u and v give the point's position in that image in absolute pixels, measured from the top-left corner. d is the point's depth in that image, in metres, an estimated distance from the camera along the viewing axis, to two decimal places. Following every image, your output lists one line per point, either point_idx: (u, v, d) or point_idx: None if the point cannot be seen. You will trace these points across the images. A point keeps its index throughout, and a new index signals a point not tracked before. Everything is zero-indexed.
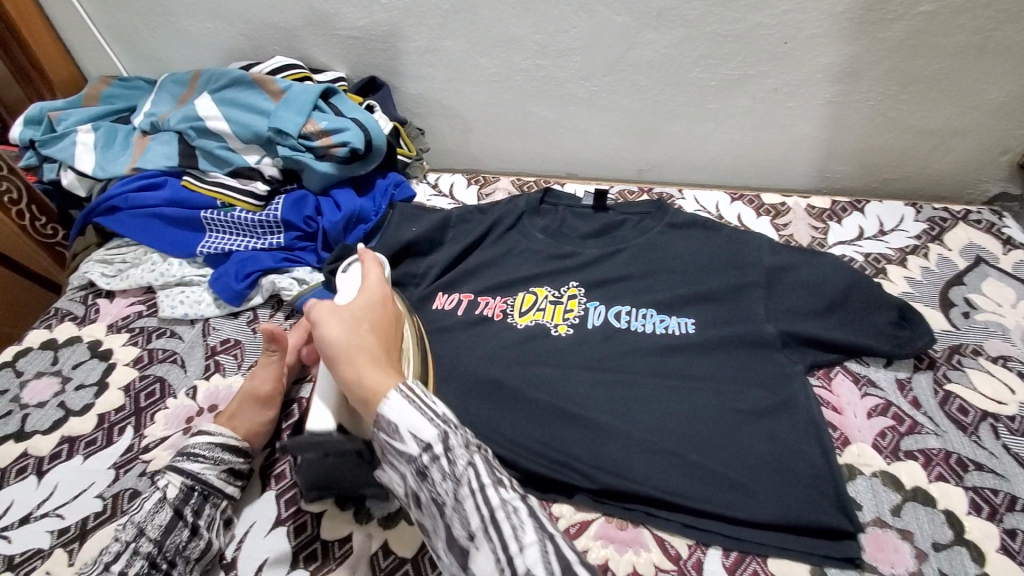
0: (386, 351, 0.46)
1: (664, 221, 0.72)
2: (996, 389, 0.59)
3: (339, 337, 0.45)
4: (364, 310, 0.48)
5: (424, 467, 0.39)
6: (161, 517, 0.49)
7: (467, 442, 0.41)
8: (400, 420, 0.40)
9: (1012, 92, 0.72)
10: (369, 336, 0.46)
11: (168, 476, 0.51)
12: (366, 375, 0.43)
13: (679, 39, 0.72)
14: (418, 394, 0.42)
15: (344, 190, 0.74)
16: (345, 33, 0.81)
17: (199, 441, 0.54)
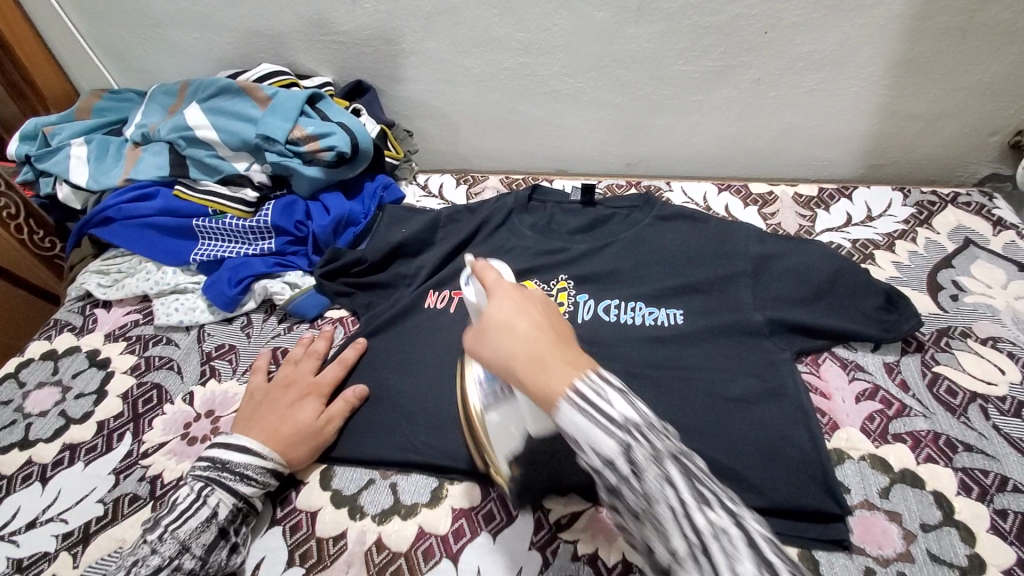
0: (560, 343, 0.37)
1: (652, 214, 0.73)
2: (985, 370, 0.59)
3: (502, 342, 0.38)
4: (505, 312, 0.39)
5: (611, 482, 0.34)
6: (207, 536, 0.49)
7: (658, 453, 0.33)
8: (579, 434, 0.34)
9: (998, 73, 0.72)
10: (538, 331, 0.38)
11: (215, 494, 0.50)
12: (541, 377, 0.36)
13: (660, 32, 0.72)
14: (594, 387, 0.35)
15: (332, 194, 0.75)
16: (330, 38, 0.82)
17: (245, 459, 0.52)
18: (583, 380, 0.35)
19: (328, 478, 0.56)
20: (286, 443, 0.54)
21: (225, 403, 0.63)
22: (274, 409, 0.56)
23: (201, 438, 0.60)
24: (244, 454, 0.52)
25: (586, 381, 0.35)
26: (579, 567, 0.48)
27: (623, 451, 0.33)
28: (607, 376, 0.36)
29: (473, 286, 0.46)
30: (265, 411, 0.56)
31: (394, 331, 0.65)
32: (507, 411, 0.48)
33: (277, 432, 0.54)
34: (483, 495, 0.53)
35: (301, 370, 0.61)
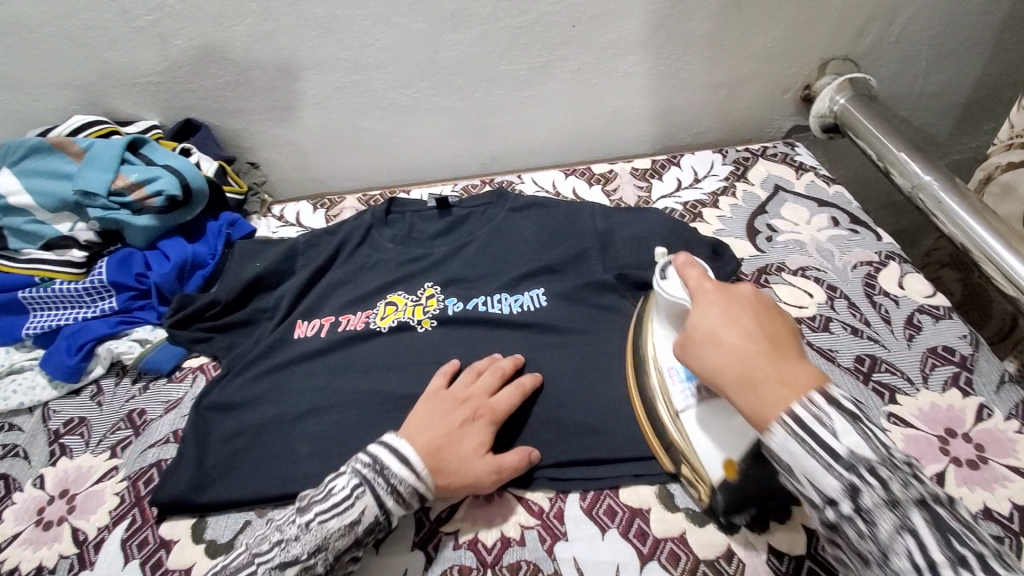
0: (773, 359, 0.41)
1: (505, 208, 0.76)
2: (797, 296, 0.67)
3: (712, 359, 0.43)
4: (725, 321, 0.44)
5: (832, 518, 0.39)
6: (345, 539, 0.47)
7: (894, 498, 0.37)
8: (796, 464, 0.39)
9: (775, 38, 0.82)
10: (749, 344, 0.42)
11: (365, 499, 0.48)
12: (761, 398, 0.40)
13: (478, 37, 0.76)
14: (815, 415, 0.38)
15: (172, 240, 0.72)
16: (148, 80, 0.78)
17: (403, 473, 0.48)
18: (802, 405, 0.39)
19: (201, 530, 0.53)
20: (447, 469, 0.50)
21: (80, 478, 0.58)
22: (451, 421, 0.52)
23: (57, 520, 0.56)
24: (402, 465, 0.49)
25: (803, 404, 0.39)
26: (461, 554, 0.50)
27: (850, 492, 0.38)
28: (828, 400, 0.39)
29: (670, 280, 0.51)
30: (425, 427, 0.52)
31: (258, 367, 0.63)
32: (716, 412, 0.47)
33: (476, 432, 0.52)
34: None
35: (481, 389, 0.55)
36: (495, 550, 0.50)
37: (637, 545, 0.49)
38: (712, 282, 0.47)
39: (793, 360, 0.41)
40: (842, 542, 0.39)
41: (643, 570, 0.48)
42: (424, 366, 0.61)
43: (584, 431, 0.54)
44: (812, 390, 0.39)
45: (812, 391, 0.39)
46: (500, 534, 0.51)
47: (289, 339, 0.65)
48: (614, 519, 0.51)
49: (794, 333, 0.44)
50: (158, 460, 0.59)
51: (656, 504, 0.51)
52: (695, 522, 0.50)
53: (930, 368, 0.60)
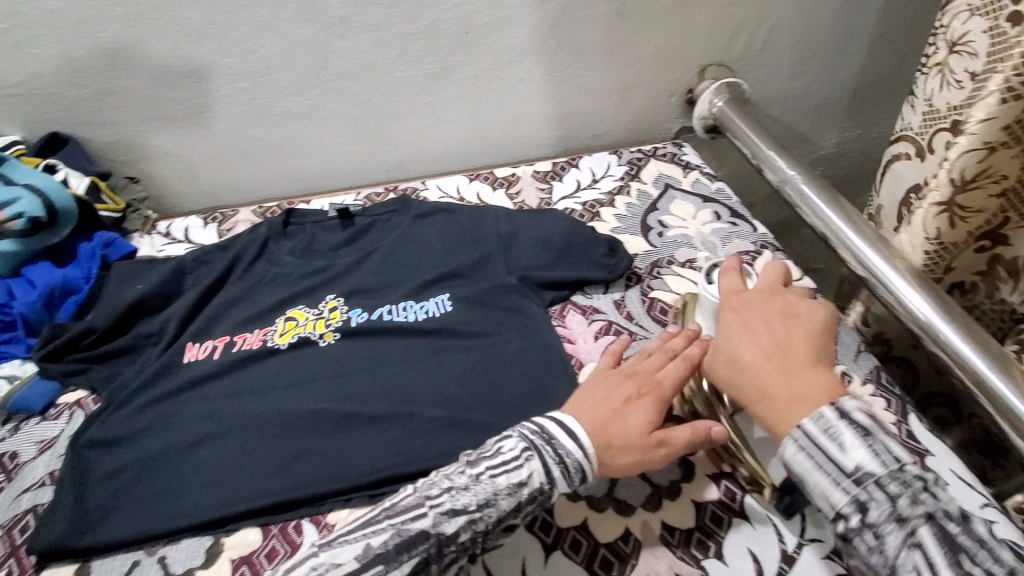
0: (784, 376, 0.45)
1: (409, 215, 0.76)
2: (685, 286, 0.72)
3: (729, 375, 0.48)
4: (740, 338, 0.48)
5: (841, 534, 0.40)
6: (505, 504, 0.45)
7: (902, 514, 0.38)
8: (807, 475, 0.42)
9: (657, 46, 0.88)
10: (764, 361, 0.46)
11: (533, 463, 0.46)
12: (775, 412, 0.45)
13: (369, 44, 0.75)
14: (823, 427, 0.42)
15: (38, 265, 0.66)
16: (0, 91, 0.71)
17: (569, 444, 0.47)
18: (810, 419, 0.42)
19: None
20: (614, 445, 0.49)
21: None
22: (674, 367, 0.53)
23: None
24: (571, 441, 0.47)
25: (813, 416, 0.43)
26: None
27: (859, 507, 0.39)
28: (840, 410, 0.42)
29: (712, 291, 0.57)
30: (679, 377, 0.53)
31: (144, 396, 0.59)
32: None
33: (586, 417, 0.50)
34: (264, 535, 0.51)
35: (644, 366, 0.54)
36: None
37: (542, 537, 0.52)
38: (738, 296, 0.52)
39: (806, 373, 0.45)
40: (853, 556, 0.40)
41: (547, 558, 0.51)
42: (327, 381, 0.60)
43: (487, 430, 0.56)
44: (824, 400, 0.44)
45: (820, 404, 0.43)
46: None
47: (180, 363, 0.62)
48: None
49: (819, 342, 0.48)
50: (34, 506, 0.53)
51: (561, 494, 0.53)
52: (594, 508, 0.53)
53: None
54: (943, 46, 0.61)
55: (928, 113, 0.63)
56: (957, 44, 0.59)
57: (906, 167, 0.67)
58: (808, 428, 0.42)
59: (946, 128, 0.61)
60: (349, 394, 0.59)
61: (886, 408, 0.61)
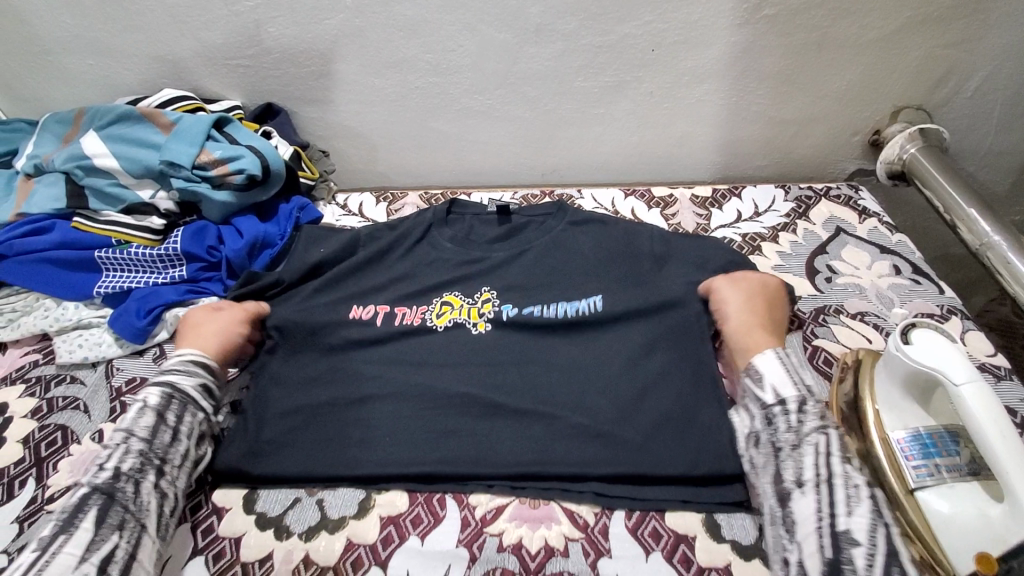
0: (772, 329, 0.60)
1: (565, 220, 0.75)
2: (856, 340, 0.66)
3: (735, 300, 0.61)
4: (761, 294, 0.63)
5: (774, 413, 0.52)
6: (147, 420, 0.53)
7: (824, 417, 0.51)
8: (766, 373, 0.54)
9: (851, 81, 0.82)
10: (763, 314, 0.61)
11: (148, 391, 0.56)
12: (752, 340, 0.59)
13: (558, 52, 0.77)
14: (791, 358, 0.56)
15: (245, 217, 0.74)
16: (236, 62, 0.81)
17: (180, 360, 0.59)
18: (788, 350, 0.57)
19: (250, 502, 0.54)
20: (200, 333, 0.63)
21: None
22: (755, 294, 0.63)
23: None
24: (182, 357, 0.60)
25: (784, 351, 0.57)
26: (504, 558, 0.50)
27: (800, 400, 0.52)
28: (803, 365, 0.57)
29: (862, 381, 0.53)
30: (751, 301, 0.62)
31: (314, 349, 0.64)
32: (962, 496, 0.47)
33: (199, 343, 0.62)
34: (411, 501, 0.54)
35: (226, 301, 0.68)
36: (538, 557, 0.50)
37: (681, 571, 0.48)
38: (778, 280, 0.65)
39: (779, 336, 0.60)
40: (765, 435, 0.52)
41: None
42: (477, 367, 0.62)
43: (631, 450, 0.55)
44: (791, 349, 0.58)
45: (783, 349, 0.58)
46: (545, 542, 0.50)
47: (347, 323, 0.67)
48: (658, 542, 0.50)
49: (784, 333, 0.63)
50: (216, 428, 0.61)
51: (704, 533, 0.50)
52: (740, 555, 0.49)
53: None
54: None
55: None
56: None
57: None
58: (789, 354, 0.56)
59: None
60: (497, 384, 0.60)
61: None
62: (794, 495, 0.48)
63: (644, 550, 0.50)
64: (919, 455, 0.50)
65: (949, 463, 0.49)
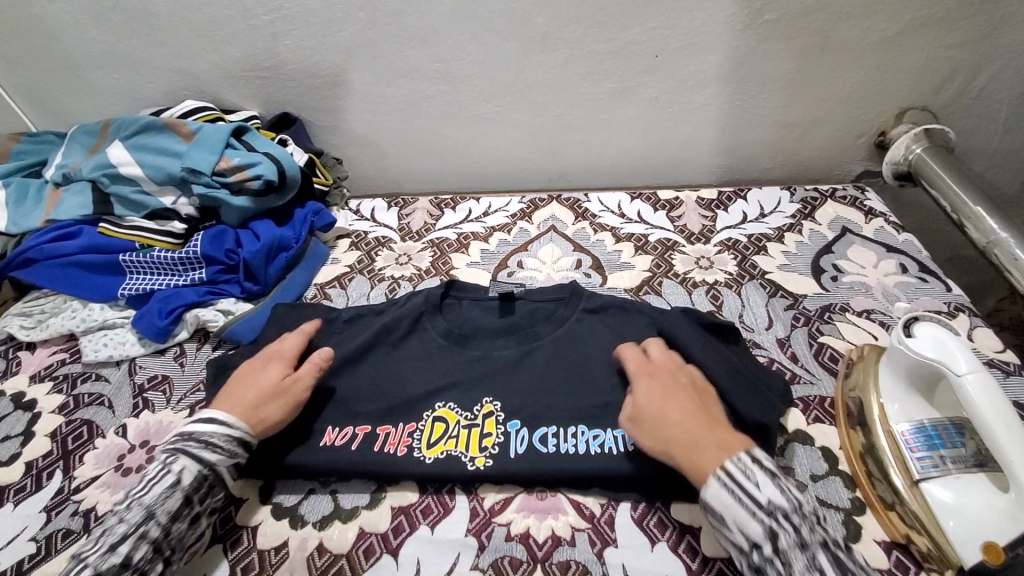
0: (708, 432, 0.48)
1: (579, 308, 0.66)
2: (863, 337, 0.67)
3: (652, 429, 0.50)
4: (655, 400, 0.52)
5: (756, 561, 0.43)
6: (172, 502, 0.48)
7: (805, 542, 0.43)
8: (724, 510, 0.45)
9: (855, 83, 0.83)
10: (688, 420, 0.50)
11: (178, 462, 0.50)
12: (691, 454, 0.48)
13: (563, 60, 0.80)
14: (741, 468, 0.46)
15: (262, 221, 0.77)
16: (254, 73, 0.85)
17: (212, 429, 0.52)
18: (731, 461, 0.46)
19: (267, 493, 0.56)
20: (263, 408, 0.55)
21: (159, 432, 0.62)
22: (671, 386, 0.53)
23: (135, 468, 0.60)
24: (210, 425, 0.52)
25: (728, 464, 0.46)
26: (511, 547, 0.51)
27: (770, 535, 0.43)
28: (754, 461, 0.46)
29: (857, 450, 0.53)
30: (676, 396, 0.52)
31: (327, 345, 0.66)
32: (965, 485, 0.48)
33: (237, 409, 0.54)
34: (420, 493, 0.55)
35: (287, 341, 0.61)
36: (545, 547, 0.51)
37: (686, 560, 0.49)
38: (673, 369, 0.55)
39: (718, 434, 0.49)
40: None
41: None
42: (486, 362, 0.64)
43: None
44: (742, 451, 0.47)
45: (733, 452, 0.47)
46: (552, 532, 0.51)
47: None
48: (664, 532, 0.51)
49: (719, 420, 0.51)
50: None
51: (709, 524, 0.51)
52: None
53: None
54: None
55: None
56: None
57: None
58: (732, 470, 0.46)
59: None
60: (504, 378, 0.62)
61: None
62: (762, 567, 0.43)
63: (648, 540, 0.50)
64: (922, 446, 0.51)
65: (954, 455, 0.50)
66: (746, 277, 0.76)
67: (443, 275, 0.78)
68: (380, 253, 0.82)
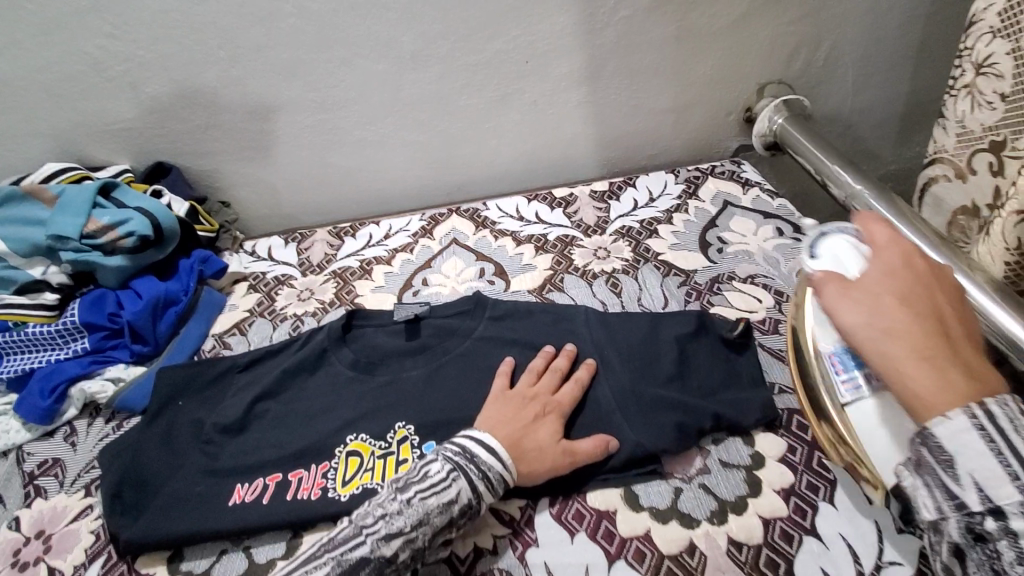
0: (946, 350, 0.39)
1: (484, 317, 0.67)
2: (748, 301, 0.71)
3: (864, 319, 0.42)
4: (891, 288, 0.43)
5: (983, 526, 0.35)
6: (443, 518, 0.48)
7: None
8: (964, 462, 0.35)
9: (715, 66, 0.89)
10: (924, 332, 0.40)
11: (459, 482, 0.49)
12: (926, 374, 0.38)
13: (438, 75, 0.81)
14: (1009, 415, 0.35)
15: (144, 279, 0.73)
16: (118, 126, 0.81)
17: (491, 460, 0.51)
18: (989, 403, 0.36)
19: (176, 563, 0.54)
20: (526, 457, 0.53)
21: (54, 519, 0.58)
22: (927, 297, 0.42)
23: (33, 561, 0.55)
24: (491, 455, 0.51)
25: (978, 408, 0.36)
26: (436, 567, 0.51)
27: None
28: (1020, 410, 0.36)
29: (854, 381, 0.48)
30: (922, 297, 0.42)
31: (228, 396, 0.64)
32: (884, 410, 0.46)
33: (528, 454, 0.53)
34: None
35: (545, 386, 0.58)
36: (469, 559, 0.51)
37: (604, 545, 0.51)
38: (925, 265, 0.45)
39: (942, 361, 0.39)
40: (974, 559, 0.35)
41: (611, 569, 0.49)
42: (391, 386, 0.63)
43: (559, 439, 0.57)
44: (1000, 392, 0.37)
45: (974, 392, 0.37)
46: (474, 544, 0.52)
47: (261, 365, 0.67)
48: (582, 522, 0.52)
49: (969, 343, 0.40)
50: None
51: (622, 505, 0.53)
52: (657, 519, 0.52)
53: None
54: (968, 69, 0.64)
55: (958, 128, 0.67)
56: (983, 67, 0.62)
57: (954, 184, 0.69)
58: (994, 412, 0.35)
59: (985, 148, 0.63)
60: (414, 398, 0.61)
61: None
62: (987, 539, 0.34)
63: (566, 533, 0.52)
64: (850, 367, 0.48)
65: (879, 376, 0.47)
66: (641, 261, 0.79)
67: (348, 304, 0.77)
68: (280, 291, 0.79)
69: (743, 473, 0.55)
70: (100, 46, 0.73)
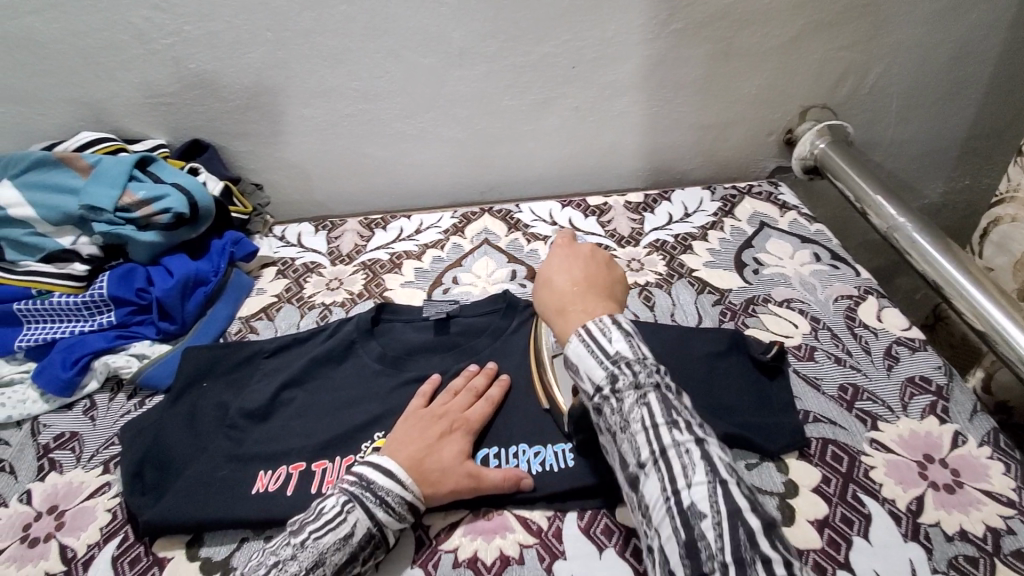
0: (585, 297, 0.52)
1: (516, 320, 0.66)
2: (782, 326, 0.71)
3: (542, 294, 0.55)
4: (573, 263, 0.57)
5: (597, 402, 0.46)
6: (340, 554, 0.47)
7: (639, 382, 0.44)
8: (579, 362, 0.47)
9: (761, 85, 0.88)
10: (570, 287, 0.53)
11: (356, 513, 0.48)
12: (563, 317, 0.51)
13: (484, 73, 0.80)
14: (602, 328, 0.47)
15: (175, 256, 0.72)
16: (157, 100, 0.80)
17: (388, 484, 0.50)
18: (593, 323, 0.48)
19: (195, 549, 0.53)
20: (430, 479, 0.51)
21: (69, 495, 0.57)
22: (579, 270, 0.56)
23: (43, 537, 0.54)
24: (388, 477, 0.50)
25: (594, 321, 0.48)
26: (460, 572, 0.50)
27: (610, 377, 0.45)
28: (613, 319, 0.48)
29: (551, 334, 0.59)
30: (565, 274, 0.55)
31: (253, 381, 0.63)
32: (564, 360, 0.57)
33: (427, 475, 0.51)
34: None
35: (457, 404, 0.57)
36: (495, 568, 0.50)
37: (634, 564, 0.50)
38: (572, 258, 0.57)
39: (589, 300, 0.52)
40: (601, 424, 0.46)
41: None
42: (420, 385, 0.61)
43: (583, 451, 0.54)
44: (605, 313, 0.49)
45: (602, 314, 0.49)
46: (500, 552, 0.51)
47: (287, 353, 0.66)
48: (611, 538, 0.51)
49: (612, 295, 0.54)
50: None
51: None
52: None
53: (942, 411, 0.61)
54: None
55: None
56: None
57: None
58: (589, 328, 0.48)
59: None
60: None
61: (1003, 473, 0.55)
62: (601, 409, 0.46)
63: (595, 549, 0.51)
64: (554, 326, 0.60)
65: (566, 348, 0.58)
66: (675, 276, 0.78)
67: (377, 297, 0.76)
68: (309, 279, 0.79)
69: (776, 501, 0.54)
70: (147, 18, 0.72)
